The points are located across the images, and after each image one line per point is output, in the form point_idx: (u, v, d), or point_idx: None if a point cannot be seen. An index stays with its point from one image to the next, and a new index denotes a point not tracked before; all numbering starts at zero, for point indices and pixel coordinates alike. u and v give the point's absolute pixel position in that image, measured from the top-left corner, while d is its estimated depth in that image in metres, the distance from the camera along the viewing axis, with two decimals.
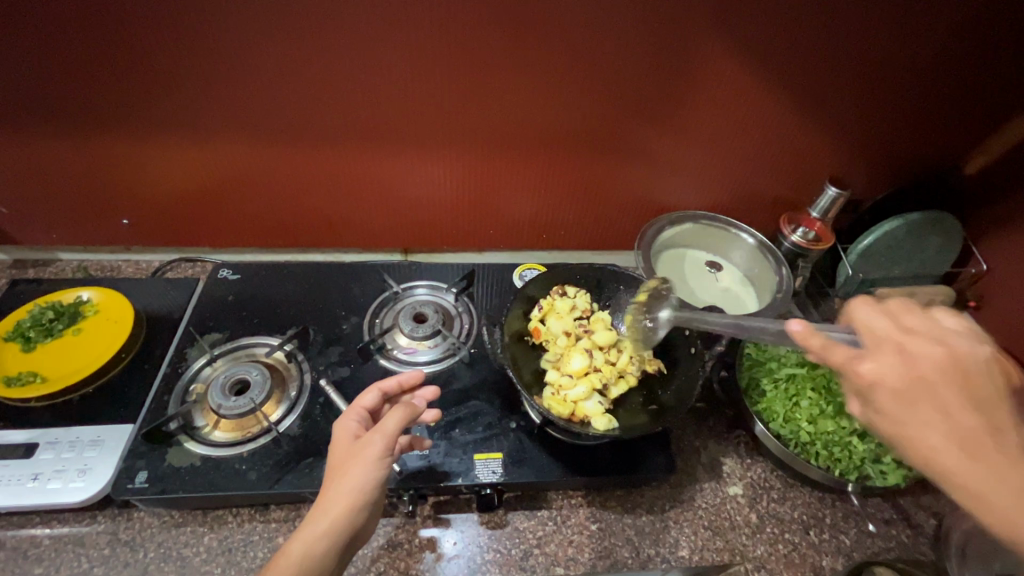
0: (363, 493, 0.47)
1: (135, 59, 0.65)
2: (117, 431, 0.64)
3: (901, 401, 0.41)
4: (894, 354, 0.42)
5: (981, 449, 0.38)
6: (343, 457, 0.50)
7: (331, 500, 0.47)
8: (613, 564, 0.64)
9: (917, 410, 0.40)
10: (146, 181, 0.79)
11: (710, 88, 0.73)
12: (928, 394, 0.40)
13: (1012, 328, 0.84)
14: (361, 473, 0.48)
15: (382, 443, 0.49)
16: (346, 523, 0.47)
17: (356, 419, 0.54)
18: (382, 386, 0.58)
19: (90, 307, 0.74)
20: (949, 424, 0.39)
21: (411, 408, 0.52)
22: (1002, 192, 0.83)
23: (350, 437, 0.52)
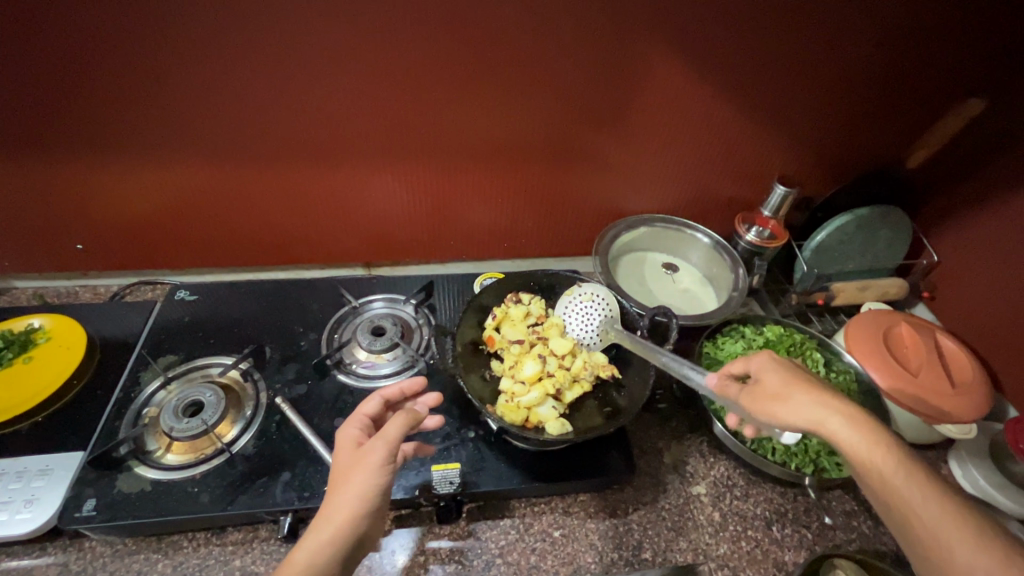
0: (365, 503, 0.46)
1: (80, 81, 0.64)
2: (66, 460, 0.62)
3: (780, 367, 0.52)
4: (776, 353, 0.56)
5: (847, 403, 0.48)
6: (345, 467, 0.49)
7: (334, 508, 0.46)
8: (577, 570, 0.63)
9: (793, 372, 0.51)
10: (100, 205, 0.79)
11: (656, 93, 0.75)
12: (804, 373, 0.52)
13: (964, 316, 0.86)
14: (364, 481, 0.47)
15: (385, 450, 0.49)
16: (351, 532, 0.45)
17: (357, 426, 0.54)
18: (383, 394, 0.58)
19: (43, 334, 0.72)
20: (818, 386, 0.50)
21: (412, 415, 0.53)
22: (944, 184, 0.86)
23: (352, 445, 0.51)
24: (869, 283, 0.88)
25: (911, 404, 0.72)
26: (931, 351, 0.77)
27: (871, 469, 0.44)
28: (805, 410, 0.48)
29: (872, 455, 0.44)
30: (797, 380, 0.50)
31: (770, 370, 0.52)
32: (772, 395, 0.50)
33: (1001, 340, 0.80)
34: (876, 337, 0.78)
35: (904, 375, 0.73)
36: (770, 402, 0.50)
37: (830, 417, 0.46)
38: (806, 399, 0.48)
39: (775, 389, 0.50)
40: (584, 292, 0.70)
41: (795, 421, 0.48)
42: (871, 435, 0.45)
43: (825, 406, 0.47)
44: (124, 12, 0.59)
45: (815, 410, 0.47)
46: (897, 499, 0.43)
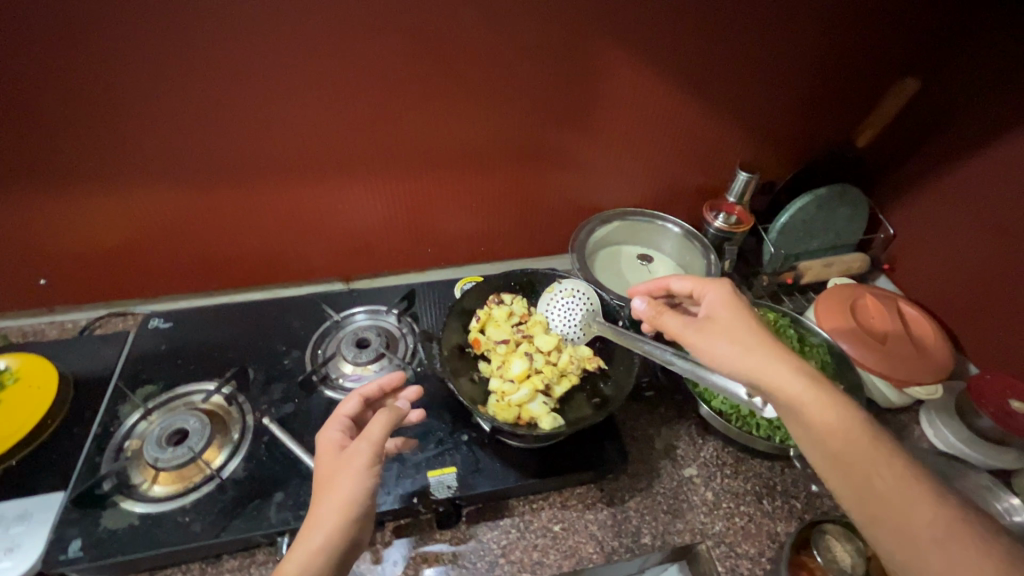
0: (356, 503, 0.47)
1: (37, 110, 0.63)
2: (45, 502, 0.60)
3: (738, 315, 0.57)
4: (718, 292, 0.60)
5: (771, 353, 0.53)
6: (330, 471, 0.50)
7: (323, 514, 0.46)
8: (580, 562, 0.64)
9: (749, 320, 0.57)
10: (63, 237, 0.76)
11: (619, 90, 0.77)
12: (739, 321, 0.57)
13: (920, 284, 0.91)
14: (352, 485, 0.48)
15: (373, 449, 0.50)
16: (342, 537, 0.46)
17: (339, 428, 0.55)
18: (362, 395, 0.60)
19: (10, 374, 0.69)
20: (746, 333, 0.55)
21: (395, 412, 0.53)
22: (891, 161, 0.91)
23: (336, 447, 0.52)
24: (833, 260, 0.93)
25: (881, 370, 0.76)
26: (895, 319, 0.81)
27: (826, 422, 0.48)
28: (727, 359, 0.54)
29: (827, 409, 0.49)
30: (757, 332, 0.55)
31: (727, 317, 0.57)
32: (728, 338, 0.55)
33: (956, 304, 0.85)
34: (844, 312, 0.82)
35: (872, 344, 0.78)
36: (720, 342, 0.55)
37: (788, 371, 0.51)
38: (729, 350, 0.54)
39: (731, 333, 0.55)
40: (565, 288, 0.72)
41: (743, 362, 0.53)
42: (828, 393, 0.50)
43: (746, 357, 0.53)
44: (81, 37, 0.58)
45: (771, 362, 0.52)
46: (852, 450, 0.46)
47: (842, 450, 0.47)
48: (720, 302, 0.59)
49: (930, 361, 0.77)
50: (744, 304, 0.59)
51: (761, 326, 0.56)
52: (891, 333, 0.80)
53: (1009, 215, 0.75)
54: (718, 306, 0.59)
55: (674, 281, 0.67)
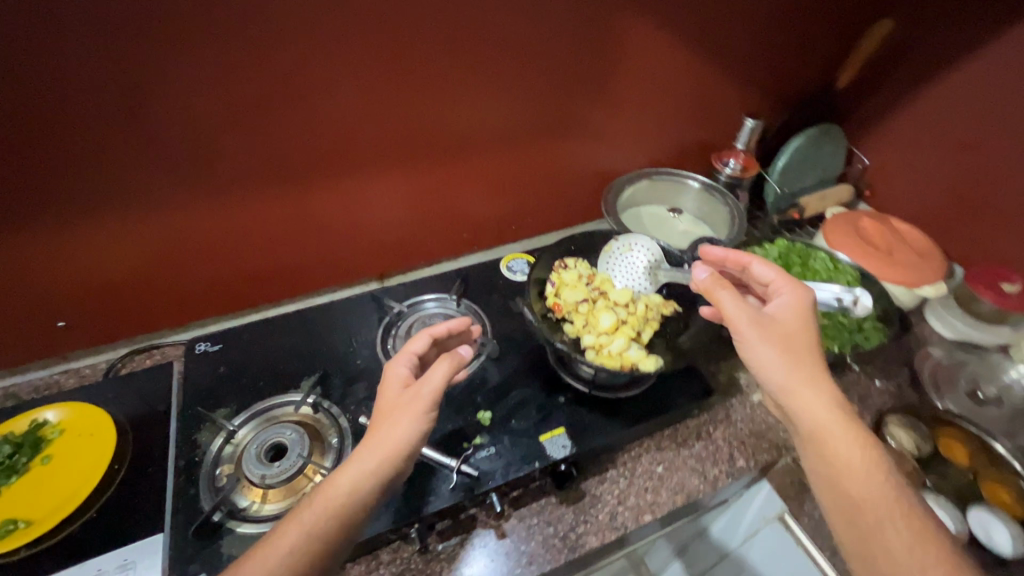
0: (409, 444, 0.51)
1: (69, 127, 0.57)
2: (146, 548, 0.55)
3: (801, 329, 0.55)
4: (793, 299, 0.57)
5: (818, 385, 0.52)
6: (390, 405, 0.53)
7: (379, 443, 0.50)
8: (690, 494, 0.68)
9: (808, 339, 0.55)
10: (84, 273, 0.69)
11: (634, 54, 0.82)
12: (798, 338, 0.54)
13: (898, 204, 1.03)
14: (409, 425, 0.51)
15: (429, 398, 0.52)
16: (390, 469, 0.50)
17: (407, 364, 0.57)
18: (431, 334, 0.60)
19: (55, 428, 0.63)
20: (801, 349, 0.53)
21: (456, 360, 0.54)
22: (859, 99, 1.03)
23: (400, 384, 0.55)
24: (827, 193, 1.02)
25: (894, 278, 0.85)
26: (891, 234, 0.91)
27: (844, 457, 0.50)
28: (766, 364, 0.53)
29: (850, 448, 0.50)
30: (809, 357, 0.53)
31: (790, 326, 0.55)
32: (779, 346, 0.53)
33: (934, 213, 0.97)
34: (852, 234, 0.90)
35: (884, 257, 0.87)
36: (770, 350, 0.53)
37: (825, 403, 0.51)
38: (772, 360, 0.53)
39: (785, 343, 0.53)
40: (622, 244, 0.75)
41: (785, 375, 0.52)
42: (857, 433, 0.51)
43: (791, 376, 0.52)
44: (125, 38, 0.53)
45: (810, 387, 0.52)
46: (864, 487, 0.49)
47: (852, 488, 0.49)
48: (790, 311, 0.56)
49: (931, 264, 0.88)
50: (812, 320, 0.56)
51: (816, 348, 0.54)
52: (893, 247, 0.89)
53: (972, 127, 0.87)
54: (786, 310, 0.56)
55: (756, 264, 0.63)
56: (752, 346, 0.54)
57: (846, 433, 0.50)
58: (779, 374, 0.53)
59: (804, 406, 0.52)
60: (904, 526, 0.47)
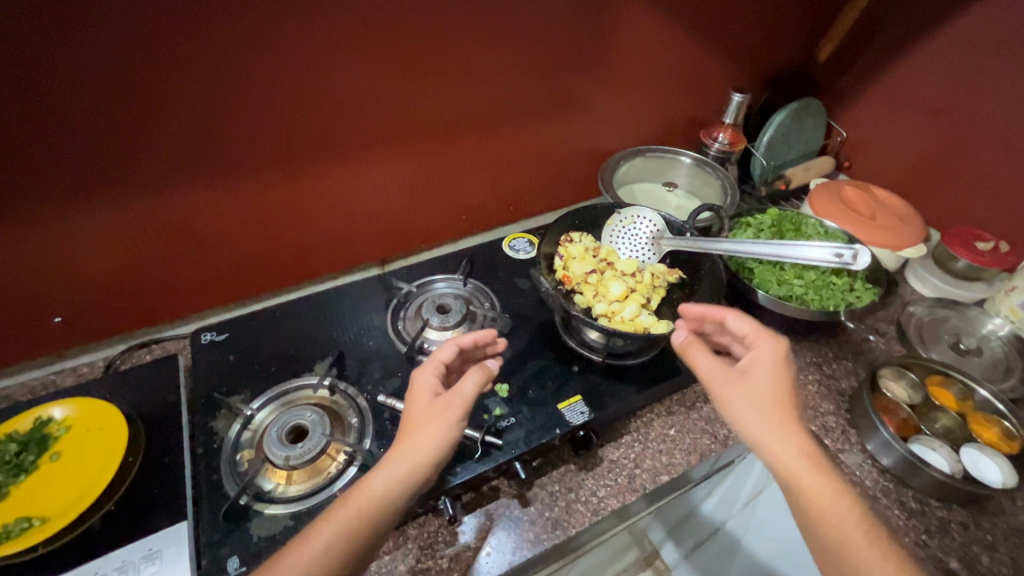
0: (440, 450, 0.50)
1: (67, 108, 0.55)
2: (168, 536, 0.54)
3: (773, 384, 0.55)
4: (765, 354, 0.58)
5: (793, 440, 0.52)
6: (420, 413, 0.52)
7: (411, 450, 0.49)
8: (703, 454, 0.70)
9: (781, 394, 0.55)
10: (81, 265, 0.67)
11: (628, 31, 0.84)
12: (773, 393, 0.55)
13: (875, 173, 1.08)
14: (443, 430, 0.50)
15: (462, 406, 0.52)
16: (422, 474, 0.49)
17: (435, 372, 0.56)
18: (459, 342, 0.60)
19: (61, 425, 0.61)
20: (774, 403, 0.54)
21: (487, 371, 0.55)
22: (837, 73, 1.07)
23: (430, 392, 0.54)
24: (811, 164, 1.06)
25: (878, 241, 0.90)
26: (872, 200, 0.96)
27: (822, 509, 0.49)
28: (741, 421, 0.54)
29: (828, 499, 0.49)
30: (784, 413, 0.54)
31: (761, 382, 0.56)
32: (748, 404, 0.55)
33: (911, 180, 1.02)
34: (836, 202, 0.94)
35: (868, 222, 0.91)
36: (740, 407, 0.54)
37: (797, 457, 0.51)
38: (745, 418, 0.54)
39: (753, 399, 0.54)
40: (625, 217, 0.77)
41: (757, 433, 0.53)
42: (832, 484, 0.50)
43: (765, 432, 0.53)
44: (127, 14, 0.52)
45: (782, 442, 0.52)
46: (842, 538, 0.48)
47: (839, 539, 0.48)
48: (764, 367, 0.57)
49: (912, 227, 0.92)
50: (788, 373, 0.57)
51: (791, 403, 0.55)
52: (876, 212, 0.94)
53: (944, 95, 0.92)
54: (759, 364, 0.57)
55: (732, 317, 0.62)
56: (726, 404, 0.56)
57: (827, 482, 0.50)
58: (753, 431, 0.53)
59: (783, 459, 0.51)
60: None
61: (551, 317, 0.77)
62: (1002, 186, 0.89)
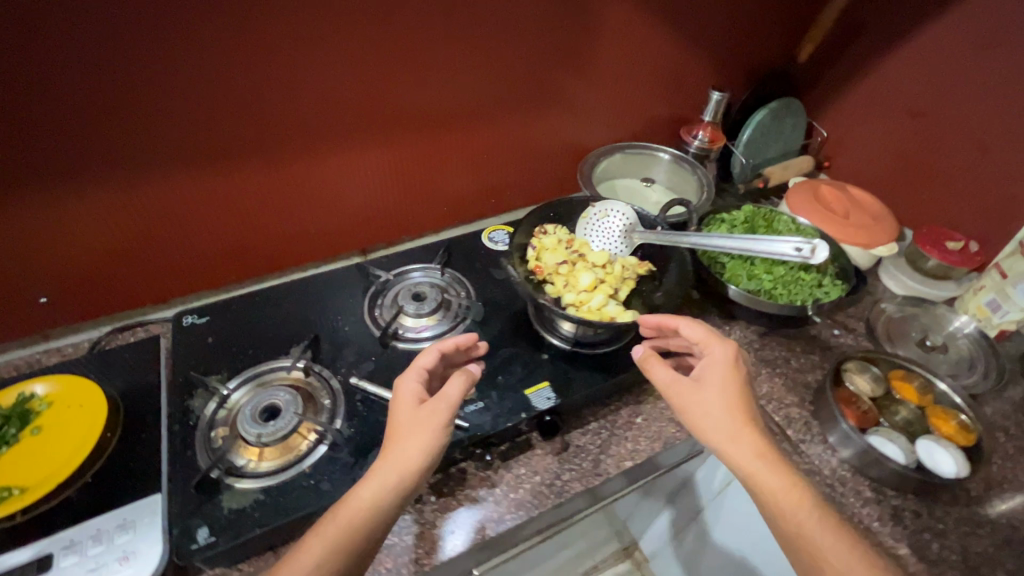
0: (429, 455, 0.52)
1: (51, 94, 0.57)
2: (143, 507, 0.56)
3: (725, 388, 0.57)
4: (715, 359, 0.59)
5: (748, 443, 0.54)
6: (404, 421, 0.54)
7: (396, 459, 0.51)
8: (668, 441, 0.72)
9: (733, 396, 0.57)
10: (66, 247, 0.69)
11: (608, 28, 0.86)
12: (726, 398, 0.57)
13: (853, 173, 1.09)
14: (429, 437, 0.52)
15: (447, 411, 0.53)
16: (412, 480, 0.51)
17: (416, 377, 0.58)
18: (439, 348, 0.62)
19: (42, 400, 0.63)
20: (728, 410, 0.56)
21: (469, 375, 0.57)
22: (818, 73, 1.08)
23: (414, 400, 0.56)
24: (790, 164, 1.08)
25: (851, 239, 0.91)
26: (848, 199, 0.97)
27: (778, 506, 0.52)
28: (700, 430, 0.56)
29: (782, 494, 0.53)
30: (738, 418, 0.56)
31: (714, 388, 0.57)
32: (702, 413, 0.57)
33: (887, 180, 1.04)
34: (812, 200, 0.96)
35: (841, 220, 0.93)
36: (698, 417, 0.57)
37: (751, 459, 0.53)
38: (703, 427, 0.56)
39: (707, 409, 0.56)
40: (598, 211, 0.78)
41: (716, 440, 0.55)
42: (786, 481, 0.53)
43: (722, 439, 0.55)
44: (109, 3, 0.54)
45: (736, 445, 0.54)
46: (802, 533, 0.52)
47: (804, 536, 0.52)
48: (716, 372, 0.58)
49: (885, 225, 0.94)
50: (739, 374, 0.59)
51: (744, 403, 0.57)
52: (850, 211, 0.95)
53: (920, 97, 0.94)
54: (712, 370, 0.58)
55: (683, 324, 0.63)
56: (686, 414, 0.58)
57: (783, 482, 0.53)
58: (712, 439, 0.56)
59: (741, 464, 0.54)
60: (843, 564, 0.50)
61: (524, 307, 0.79)
62: (975, 187, 0.91)
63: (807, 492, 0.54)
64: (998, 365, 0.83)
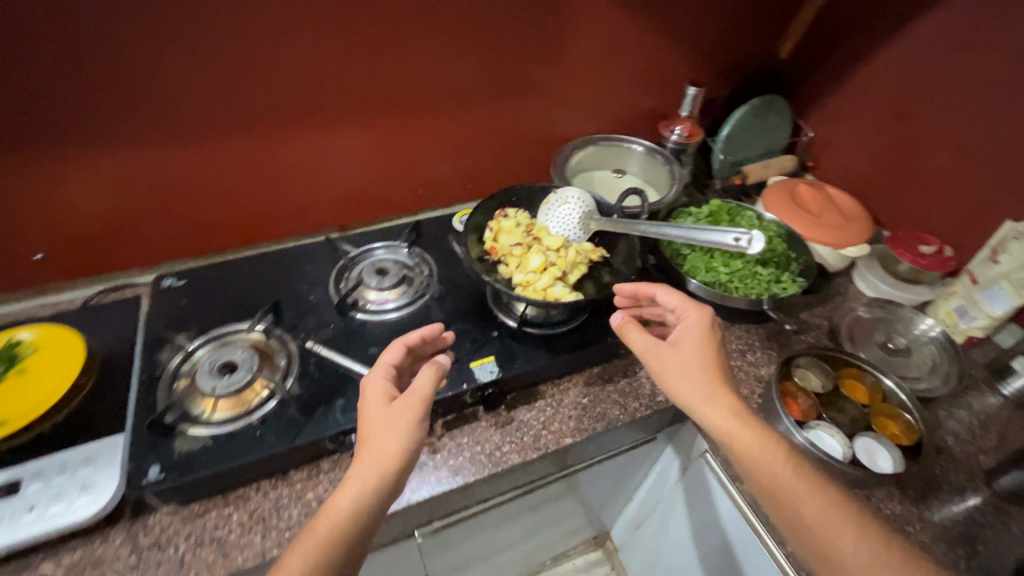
0: (406, 453, 0.53)
1: (45, 66, 0.62)
2: (107, 445, 0.62)
3: (702, 351, 0.60)
4: (690, 321, 0.62)
5: (724, 400, 0.57)
6: (378, 418, 0.54)
7: (375, 458, 0.52)
8: (610, 422, 0.74)
9: (709, 359, 0.60)
10: (61, 209, 0.75)
11: (584, 21, 0.87)
12: (703, 358, 0.59)
13: (837, 174, 1.09)
14: (405, 435, 0.53)
15: (421, 406, 0.55)
16: (391, 482, 0.52)
17: (383, 375, 0.58)
18: (404, 342, 0.62)
19: (28, 345, 0.68)
20: (704, 370, 0.59)
21: (439, 367, 0.59)
22: (804, 72, 1.08)
23: (384, 398, 0.56)
24: (771, 162, 1.08)
25: (822, 238, 0.91)
26: (823, 199, 0.97)
27: (756, 460, 0.54)
28: (681, 391, 0.59)
29: (759, 450, 0.54)
30: (714, 378, 0.58)
31: (691, 349, 0.60)
32: (681, 374, 0.59)
33: (869, 183, 1.03)
34: (786, 198, 0.96)
35: (813, 218, 0.92)
36: (677, 378, 0.59)
37: (727, 416, 0.56)
38: (685, 388, 0.58)
39: (685, 369, 0.59)
40: (560, 198, 0.80)
41: (694, 400, 0.58)
42: (760, 435, 0.55)
43: (700, 398, 0.57)
44: None
45: (713, 404, 0.57)
46: (797, 504, 0.51)
47: (803, 509, 0.51)
48: (692, 333, 0.61)
49: (858, 226, 0.93)
50: (714, 338, 0.61)
51: (719, 365, 0.60)
52: (824, 210, 0.95)
53: (902, 99, 0.93)
54: (689, 333, 0.61)
55: (661, 292, 0.66)
56: (665, 377, 0.60)
57: (760, 441, 0.55)
58: (690, 398, 0.58)
59: (719, 422, 0.56)
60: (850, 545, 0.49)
61: (483, 287, 0.82)
62: (952, 190, 0.90)
63: (782, 441, 0.55)
64: (959, 370, 0.82)
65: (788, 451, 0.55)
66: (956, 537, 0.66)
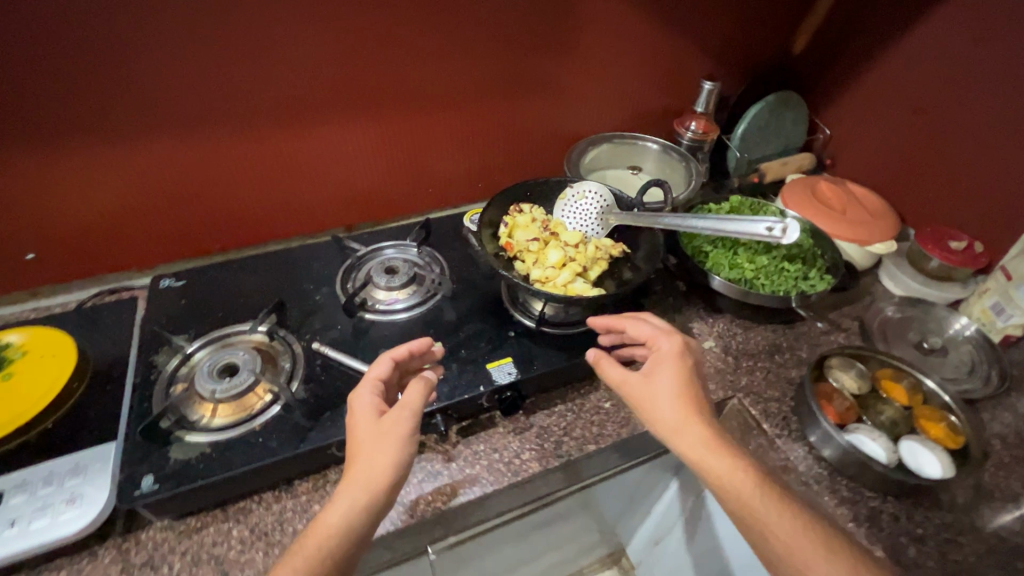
0: (396, 470, 0.48)
1: (40, 57, 0.60)
2: (98, 453, 0.57)
3: (677, 377, 0.54)
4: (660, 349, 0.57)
5: (696, 432, 0.51)
6: (365, 436, 0.49)
7: (362, 475, 0.47)
8: (636, 428, 0.69)
9: (683, 385, 0.54)
10: (56, 207, 0.72)
11: (597, 15, 0.85)
12: (676, 385, 0.54)
13: (857, 171, 1.06)
14: (397, 452, 0.48)
15: (413, 419, 0.50)
16: (384, 497, 0.47)
17: (370, 391, 0.54)
18: (392, 356, 0.57)
19: (16, 349, 0.64)
20: (677, 399, 0.53)
21: (429, 381, 0.54)
22: (821, 69, 1.06)
23: (373, 413, 0.52)
24: (788, 159, 1.05)
25: (849, 235, 0.87)
26: (846, 196, 0.93)
27: (729, 495, 0.49)
28: (656, 423, 0.53)
29: (730, 483, 0.49)
30: (689, 407, 0.52)
31: (663, 375, 0.55)
32: (652, 403, 0.53)
33: (892, 179, 1.00)
34: (808, 194, 0.93)
35: (838, 214, 0.89)
36: (648, 409, 0.54)
37: (698, 447, 0.50)
38: (659, 419, 0.53)
39: (657, 399, 0.53)
40: (577, 192, 0.77)
41: (667, 431, 0.52)
42: (732, 466, 0.49)
43: (671, 430, 0.52)
44: None
45: (684, 434, 0.51)
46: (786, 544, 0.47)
47: (769, 547, 0.47)
48: (664, 360, 0.56)
49: (885, 222, 0.90)
50: (687, 364, 0.56)
51: (694, 392, 0.54)
52: (848, 206, 0.91)
53: (924, 93, 0.90)
54: (660, 360, 0.56)
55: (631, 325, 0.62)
56: (640, 408, 0.54)
57: (733, 473, 0.49)
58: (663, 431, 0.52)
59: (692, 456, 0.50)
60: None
61: (498, 286, 0.78)
62: (982, 184, 0.86)
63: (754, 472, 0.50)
64: (1001, 370, 0.77)
65: (763, 485, 0.49)
66: (1013, 549, 0.61)
